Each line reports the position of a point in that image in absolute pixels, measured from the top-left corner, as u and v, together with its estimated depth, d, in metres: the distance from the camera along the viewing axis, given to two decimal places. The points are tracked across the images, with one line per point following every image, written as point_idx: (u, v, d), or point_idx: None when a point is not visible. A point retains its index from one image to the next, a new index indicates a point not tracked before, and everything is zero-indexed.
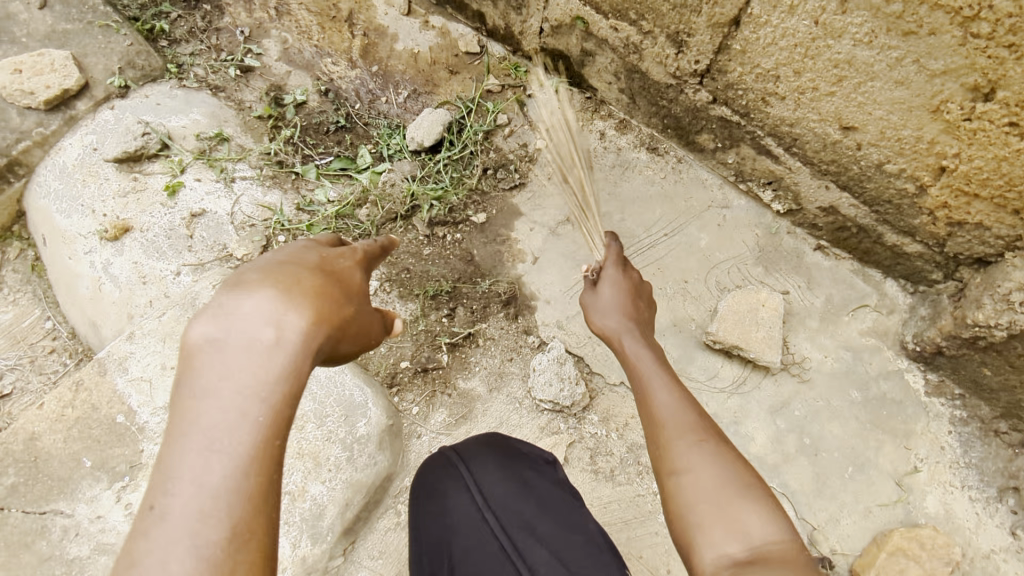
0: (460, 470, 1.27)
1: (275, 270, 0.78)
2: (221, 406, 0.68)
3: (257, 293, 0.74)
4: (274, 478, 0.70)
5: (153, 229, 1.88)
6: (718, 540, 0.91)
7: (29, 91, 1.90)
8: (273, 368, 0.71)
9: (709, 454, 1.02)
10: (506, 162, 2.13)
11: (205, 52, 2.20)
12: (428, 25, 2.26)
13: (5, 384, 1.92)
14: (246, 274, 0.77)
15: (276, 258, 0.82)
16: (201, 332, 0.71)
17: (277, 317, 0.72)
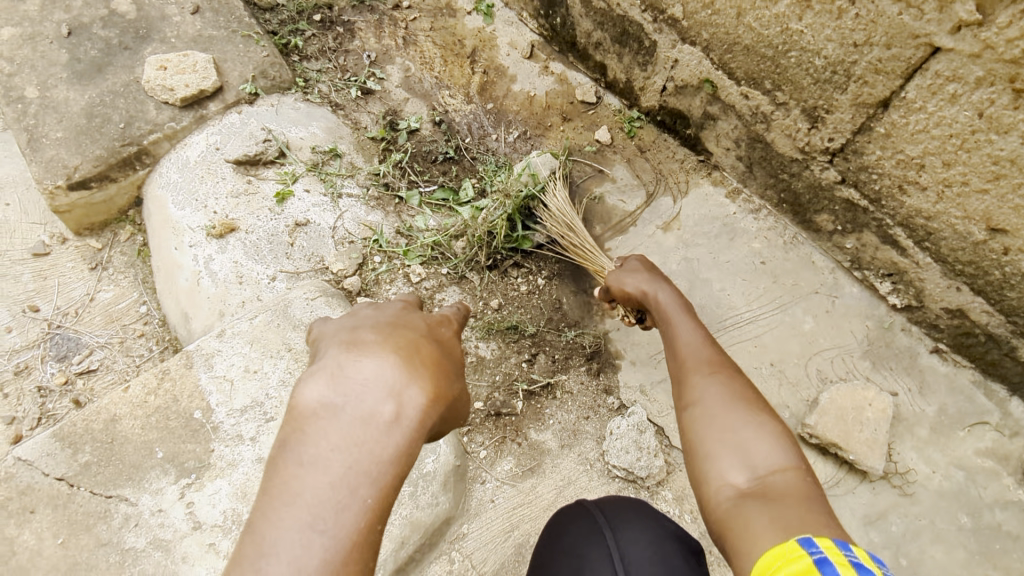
0: (604, 535, 1.19)
1: (390, 332, 0.84)
2: (330, 481, 0.72)
3: (379, 362, 0.79)
4: (367, 563, 0.71)
5: (258, 232, 1.91)
6: (727, 468, 1.02)
7: (169, 87, 2.01)
8: (389, 445, 0.75)
9: (720, 386, 1.18)
10: (608, 215, 2.08)
11: (332, 71, 2.28)
12: (547, 70, 2.30)
13: (93, 360, 1.97)
14: (364, 334, 0.84)
15: (384, 321, 0.87)
16: (320, 397, 0.76)
17: (396, 389, 0.77)
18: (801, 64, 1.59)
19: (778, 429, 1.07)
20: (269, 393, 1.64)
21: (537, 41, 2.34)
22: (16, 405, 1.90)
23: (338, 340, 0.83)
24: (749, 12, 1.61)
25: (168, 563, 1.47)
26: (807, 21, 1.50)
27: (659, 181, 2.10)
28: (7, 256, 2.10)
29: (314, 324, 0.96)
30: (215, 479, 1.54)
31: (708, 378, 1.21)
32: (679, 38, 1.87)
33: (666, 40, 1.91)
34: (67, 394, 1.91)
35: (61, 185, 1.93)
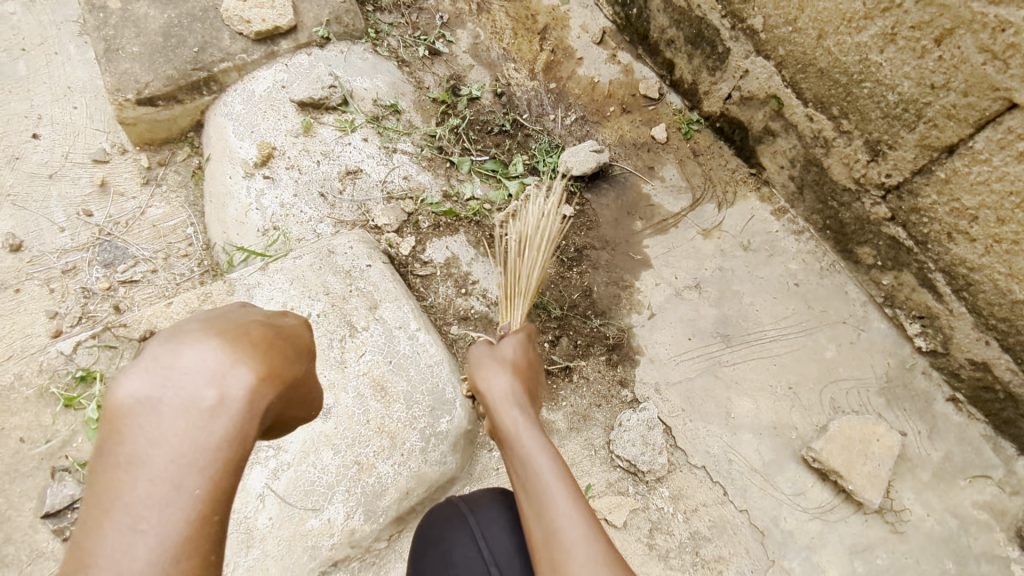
0: (467, 521, 1.29)
1: (215, 321, 0.83)
2: (152, 478, 0.70)
3: (200, 346, 0.77)
4: (209, 557, 0.70)
5: (311, 175, 1.96)
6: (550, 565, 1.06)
7: (247, 20, 2.04)
8: (215, 431, 0.73)
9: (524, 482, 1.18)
10: (651, 212, 2.10)
11: (403, 26, 2.30)
12: (615, 59, 2.29)
13: (136, 271, 2.04)
14: (189, 323, 0.81)
15: (212, 313, 0.86)
16: (134, 390, 0.73)
17: (218, 372, 0.75)
18: (873, 97, 1.59)
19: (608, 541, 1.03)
20: None
21: (609, 28, 2.33)
22: (60, 301, 1.98)
23: (160, 333, 0.80)
24: (831, 36, 1.61)
25: None
26: (888, 55, 1.50)
27: (707, 187, 2.11)
28: (66, 156, 2.14)
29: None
30: None
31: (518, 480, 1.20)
32: (754, 49, 1.86)
33: (741, 49, 1.90)
34: (108, 299, 1.99)
35: (130, 98, 2.00)
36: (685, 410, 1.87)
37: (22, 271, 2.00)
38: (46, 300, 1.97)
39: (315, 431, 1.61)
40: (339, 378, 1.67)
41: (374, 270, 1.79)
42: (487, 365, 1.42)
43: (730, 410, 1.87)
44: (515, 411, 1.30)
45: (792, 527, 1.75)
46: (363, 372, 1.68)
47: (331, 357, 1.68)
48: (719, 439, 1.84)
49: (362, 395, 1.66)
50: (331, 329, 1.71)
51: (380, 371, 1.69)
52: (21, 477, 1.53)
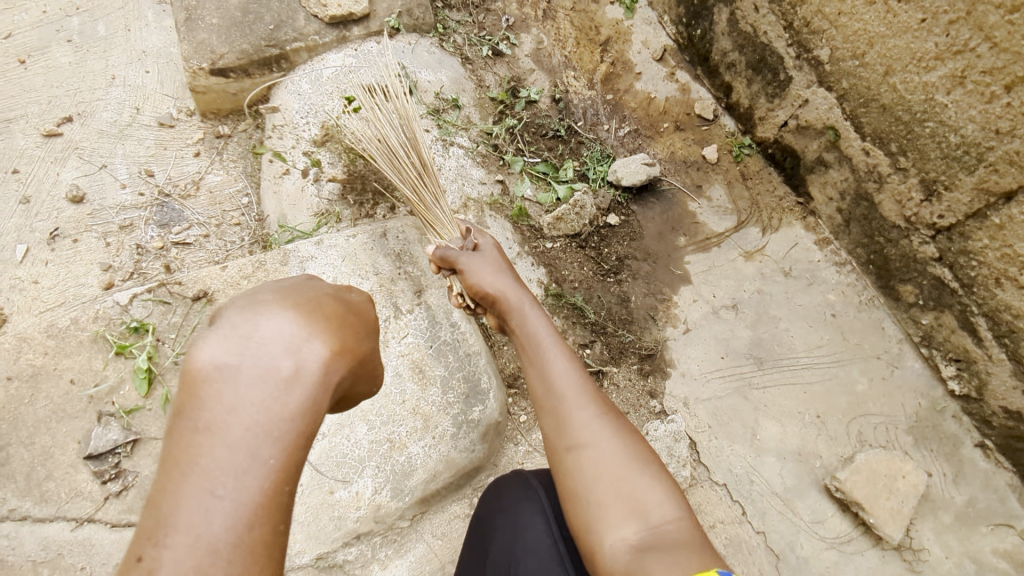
0: (536, 495, 1.30)
1: (288, 294, 0.86)
2: (231, 441, 0.72)
3: (277, 320, 0.80)
4: (278, 525, 0.72)
5: (370, 157, 2.01)
6: (618, 522, 1.07)
7: (323, 3, 2.11)
8: (290, 402, 0.76)
9: (603, 428, 1.20)
10: (695, 229, 2.13)
11: (470, 25, 2.36)
12: (673, 77, 2.32)
13: (189, 234, 2.09)
14: (264, 296, 0.85)
15: (281, 286, 0.89)
16: (215, 357, 0.76)
17: (296, 346, 0.79)
18: (934, 137, 1.61)
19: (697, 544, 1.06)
20: None
21: (670, 45, 2.36)
22: (115, 255, 2.04)
23: (235, 303, 0.84)
24: (898, 73, 1.64)
25: None
26: (954, 97, 1.53)
27: (753, 210, 2.13)
28: (134, 117, 2.21)
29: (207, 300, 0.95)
30: None
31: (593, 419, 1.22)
32: (816, 80, 1.89)
33: (803, 79, 1.93)
34: (161, 258, 2.05)
35: (204, 67, 2.06)
36: (711, 426, 1.89)
37: (81, 222, 2.07)
38: (102, 252, 2.04)
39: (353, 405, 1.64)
40: (379, 356, 1.70)
41: (422, 258, 1.84)
42: (488, 270, 1.58)
43: (756, 432, 1.88)
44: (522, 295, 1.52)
45: (808, 554, 1.76)
46: (404, 353, 1.72)
47: None
48: (743, 459, 1.85)
49: (401, 374, 1.70)
50: (377, 308, 1.74)
51: (420, 354, 1.73)
52: (67, 418, 1.58)
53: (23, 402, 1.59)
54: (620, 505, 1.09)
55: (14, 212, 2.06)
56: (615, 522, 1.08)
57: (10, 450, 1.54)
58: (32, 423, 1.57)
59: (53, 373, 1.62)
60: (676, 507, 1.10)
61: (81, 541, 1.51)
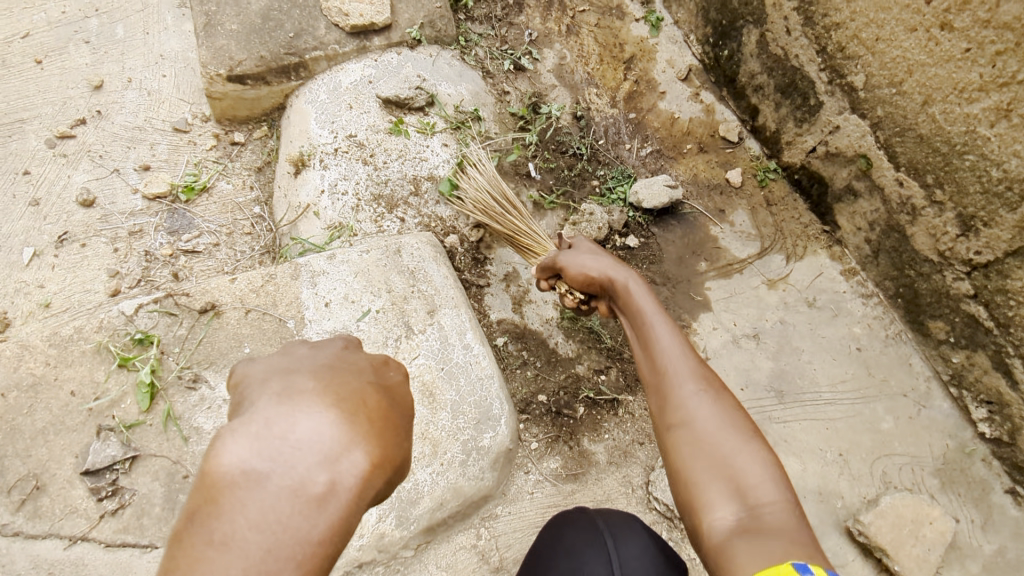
0: (604, 540, 1.21)
1: (329, 382, 0.76)
2: (246, 567, 0.62)
3: (317, 417, 0.71)
4: None
5: (386, 170, 1.97)
6: (717, 499, 0.97)
7: (345, 12, 2.07)
8: (320, 524, 0.66)
9: (708, 403, 1.09)
10: (717, 255, 2.07)
11: (492, 38, 2.32)
12: (697, 98, 2.27)
13: (199, 242, 2.05)
14: (300, 384, 0.75)
15: (319, 368, 0.79)
16: (240, 460, 0.67)
17: (332, 457, 0.68)
18: (974, 170, 1.57)
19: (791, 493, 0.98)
20: (356, 324, 1.68)
21: (696, 65, 2.31)
22: (123, 261, 2.00)
23: (267, 394, 0.74)
24: (937, 103, 1.60)
25: None
26: (998, 130, 1.50)
27: (777, 237, 2.07)
28: (148, 121, 2.18)
29: (236, 365, 0.85)
30: None
31: (694, 397, 1.11)
32: (849, 106, 1.83)
33: (834, 105, 1.88)
34: (168, 266, 2.01)
35: (222, 74, 2.03)
36: None
37: (90, 227, 2.03)
38: (109, 258, 2.00)
39: None
40: None
41: (436, 276, 1.78)
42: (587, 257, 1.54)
43: None
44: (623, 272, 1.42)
45: None
46: (415, 375, 1.66)
47: (385, 356, 1.66)
48: None
49: None
50: (388, 327, 1.69)
51: (431, 377, 1.67)
52: (66, 431, 1.53)
53: (22, 413, 1.54)
54: (715, 471, 1.00)
55: (23, 214, 2.03)
56: (714, 500, 0.97)
57: (6, 462, 1.50)
58: (30, 435, 1.53)
59: (53, 383, 1.57)
60: (780, 491, 0.96)
61: (72, 561, 1.45)
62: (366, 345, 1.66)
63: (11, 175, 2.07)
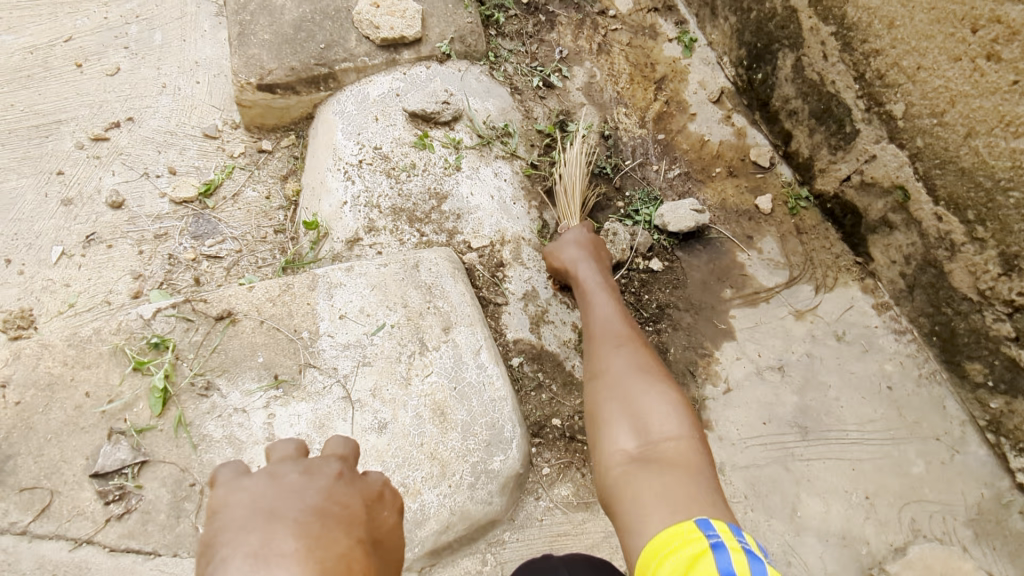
0: None
1: (315, 544, 0.69)
2: None
3: None
4: None
5: (410, 184, 1.97)
6: (654, 510, 0.99)
7: (376, 25, 2.08)
8: None
9: (677, 424, 1.19)
10: (743, 282, 2.01)
11: (522, 55, 2.31)
12: (729, 120, 2.22)
13: (222, 248, 2.06)
14: (280, 544, 0.68)
15: (302, 514, 0.73)
16: None
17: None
18: (1019, 208, 1.51)
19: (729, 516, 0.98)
20: (370, 338, 1.67)
21: (728, 87, 2.27)
22: (147, 263, 2.02)
23: (242, 554, 0.67)
24: (981, 136, 1.54)
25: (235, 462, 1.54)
26: None
27: (806, 267, 2.01)
28: (179, 126, 2.21)
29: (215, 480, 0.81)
30: (300, 402, 1.59)
31: (667, 414, 1.22)
32: (887, 135, 1.77)
33: (871, 133, 1.82)
34: (191, 270, 2.02)
35: (252, 82, 2.04)
36: (747, 498, 1.75)
37: (117, 229, 2.06)
38: (134, 260, 2.02)
39: (369, 443, 1.57)
40: (401, 394, 1.63)
41: (454, 292, 1.76)
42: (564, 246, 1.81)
43: (797, 508, 1.74)
44: (585, 265, 1.75)
45: None
46: (426, 393, 1.64)
47: (398, 372, 1.65)
48: (781, 537, 1.70)
49: (421, 416, 1.61)
50: (403, 342, 1.67)
51: (442, 396, 1.64)
52: (78, 432, 1.54)
53: (37, 411, 1.56)
54: (626, 424, 1.22)
55: (54, 213, 2.06)
56: (648, 508, 1.00)
57: (18, 461, 1.52)
58: (43, 434, 1.54)
59: (69, 384, 1.58)
60: (722, 508, 0.99)
61: (76, 564, 1.45)
62: (380, 360, 1.65)
63: (45, 175, 2.10)
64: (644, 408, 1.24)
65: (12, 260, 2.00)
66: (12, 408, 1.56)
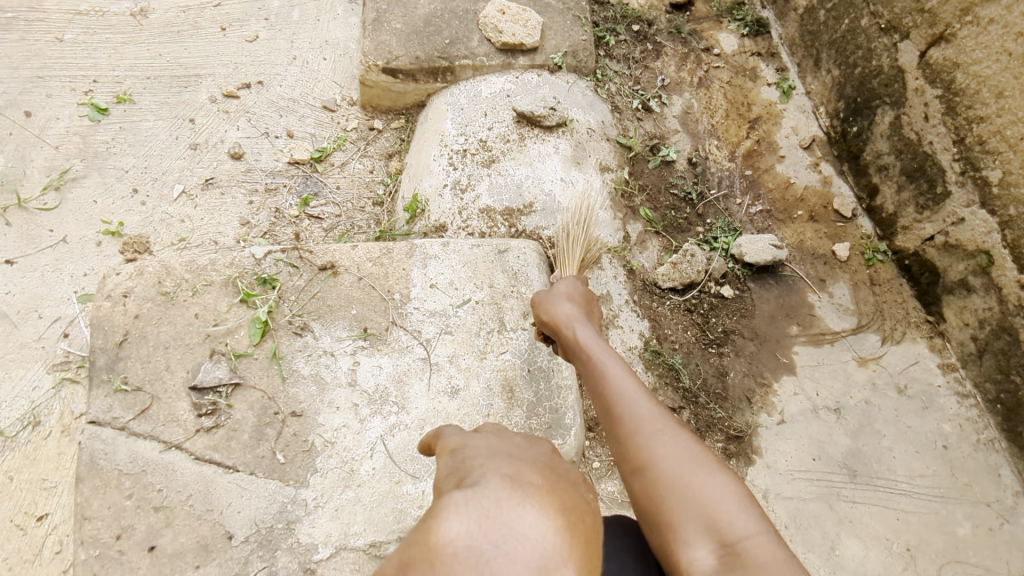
0: None
1: (556, 486, 0.79)
2: None
3: (540, 512, 0.72)
4: None
5: (507, 177, 2.09)
6: (696, 544, 1.09)
7: (499, 30, 2.24)
8: None
9: (668, 439, 1.20)
10: (810, 322, 2.06)
11: (626, 77, 2.43)
12: (816, 167, 2.29)
13: (324, 210, 2.22)
14: (529, 475, 0.79)
15: (542, 463, 0.85)
16: (458, 530, 0.68)
17: (555, 556, 0.67)
18: None
19: (754, 506, 1.13)
20: (454, 310, 1.78)
21: (820, 136, 2.34)
22: (255, 212, 2.19)
23: (499, 474, 0.79)
24: None
25: (317, 400, 1.66)
26: None
27: (876, 317, 2.05)
28: (303, 95, 2.40)
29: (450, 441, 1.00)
30: (384, 355, 1.72)
31: (654, 434, 1.21)
32: (979, 200, 1.86)
33: (963, 196, 1.89)
34: (293, 225, 2.18)
35: (379, 65, 2.22)
36: (788, 528, 1.78)
37: (234, 177, 2.24)
38: (244, 208, 2.19)
39: (440, 405, 1.69)
40: (475, 366, 1.73)
41: (537, 283, 1.85)
42: (558, 301, 1.60)
43: (836, 546, 1.76)
44: (582, 326, 1.50)
45: None
46: (499, 368, 1.74)
47: (475, 345, 1.76)
48: (816, 571, 1.73)
49: (491, 388, 1.71)
50: (483, 320, 1.78)
51: (514, 373, 1.74)
52: (184, 347, 1.69)
53: (151, 322, 1.71)
54: (695, 525, 1.10)
55: (181, 154, 2.25)
56: (690, 542, 1.09)
57: (128, 363, 1.67)
58: (153, 343, 1.69)
59: (182, 304, 1.74)
60: (752, 516, 1.11)
61: (164, 464, 1.59)
62: (460, 332, 1.76)
63: (178, 119, 2.30)
64: (636, 443, 1.21)
65: (139, 190, 2.18)
66: (130, 316, 1.71)
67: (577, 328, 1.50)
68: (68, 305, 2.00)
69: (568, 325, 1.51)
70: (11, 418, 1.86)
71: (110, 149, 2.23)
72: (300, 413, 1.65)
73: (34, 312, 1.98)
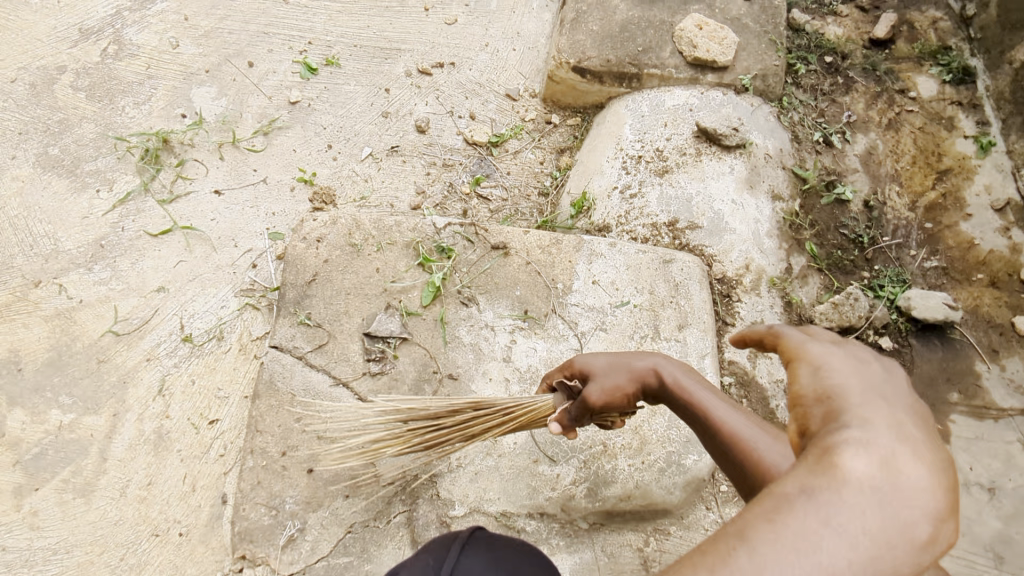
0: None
1: (932, 431, 0.72)
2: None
3: (925, 467, 0.68)
4: None
5: (678, 190, 2.11)
6: None
7: (694, 44, 2.27)
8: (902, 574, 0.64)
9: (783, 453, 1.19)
10: (974, 393, 1.95)
11: (810, 108, 2.37)
12: (1007, 232, 2.15)
13: (493, 192, 2.33)
14: (910, 420, 0.72)
15: (916, 399, 0.76)
16: (857, 466, 0.67)
17: (940, 515, 0.66)
18: None
19: None
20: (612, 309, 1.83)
21: (1016, 200, 2.19)
22: (430, 184, 2.33)
23: (884, 414, 0.72)
24: None
25: (472, 367, 1.77)
26: None
27: None
28: (489, 81, 2.52)
29: (808, 342, 0.84)
30: (540, 339, 1.80)
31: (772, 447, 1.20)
32: None
33: None
34: (462, 202, 2.31)
35: (570, 62, 2.31)
36: None
37: (416, 148, 2.39)
38: (421, 178, 2.34)
39: None
40: None
41: (696, 297, 1.88)
42: (612, 368, 1.41)
43: None
44: (666, 366, 1.37)
45: None
46: None
47: (627, 347, 1.80)
48: None
49: None
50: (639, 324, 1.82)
51: None
52: (364, 296, 1.84)
53: (338, 268, 1.88)
54: None
55: (373, 119, 2.43)
56: None
57: (313, 300, 1.84)
58: (337, 287, 1.86)
59: (366, 256, 1.89)
60: None
61: (332, 398, 1.74)
62: (615, 331, 1.81)
63: (375, 88, 2.48)
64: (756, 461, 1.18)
65: (333, 146, 2.38)
66: (321, 259, 1.89)
67: (658, 367, 1.38)
68: (259, 239, 2.23)
69: (645, 367, 1.38)
70: (201, 329, 2.10)
71: (313, 106, 2.44)
72: (456, 377, 1.76)
73: (231, 240, 2.22)
